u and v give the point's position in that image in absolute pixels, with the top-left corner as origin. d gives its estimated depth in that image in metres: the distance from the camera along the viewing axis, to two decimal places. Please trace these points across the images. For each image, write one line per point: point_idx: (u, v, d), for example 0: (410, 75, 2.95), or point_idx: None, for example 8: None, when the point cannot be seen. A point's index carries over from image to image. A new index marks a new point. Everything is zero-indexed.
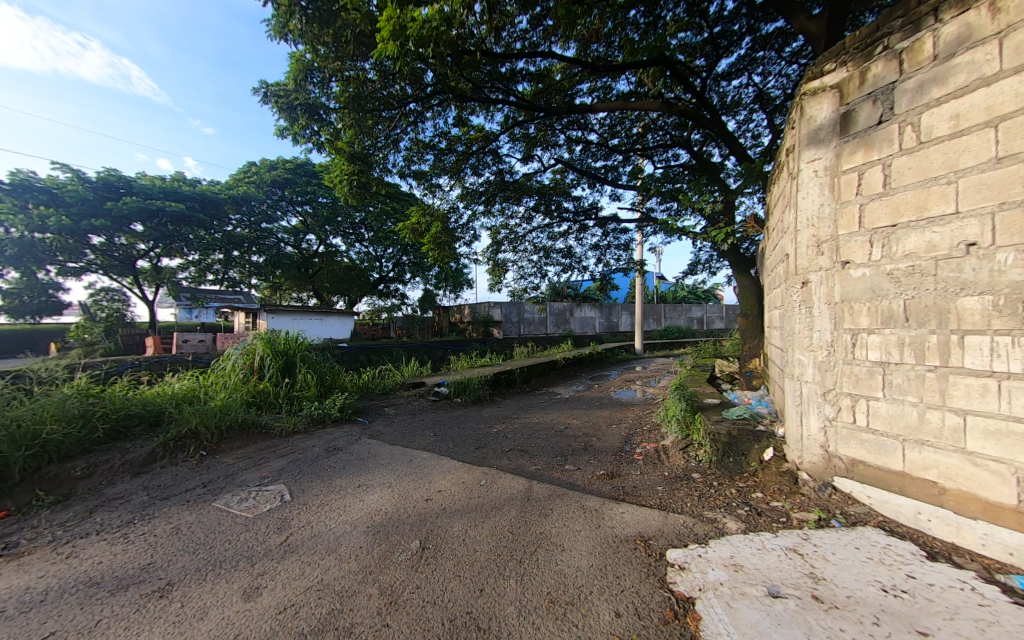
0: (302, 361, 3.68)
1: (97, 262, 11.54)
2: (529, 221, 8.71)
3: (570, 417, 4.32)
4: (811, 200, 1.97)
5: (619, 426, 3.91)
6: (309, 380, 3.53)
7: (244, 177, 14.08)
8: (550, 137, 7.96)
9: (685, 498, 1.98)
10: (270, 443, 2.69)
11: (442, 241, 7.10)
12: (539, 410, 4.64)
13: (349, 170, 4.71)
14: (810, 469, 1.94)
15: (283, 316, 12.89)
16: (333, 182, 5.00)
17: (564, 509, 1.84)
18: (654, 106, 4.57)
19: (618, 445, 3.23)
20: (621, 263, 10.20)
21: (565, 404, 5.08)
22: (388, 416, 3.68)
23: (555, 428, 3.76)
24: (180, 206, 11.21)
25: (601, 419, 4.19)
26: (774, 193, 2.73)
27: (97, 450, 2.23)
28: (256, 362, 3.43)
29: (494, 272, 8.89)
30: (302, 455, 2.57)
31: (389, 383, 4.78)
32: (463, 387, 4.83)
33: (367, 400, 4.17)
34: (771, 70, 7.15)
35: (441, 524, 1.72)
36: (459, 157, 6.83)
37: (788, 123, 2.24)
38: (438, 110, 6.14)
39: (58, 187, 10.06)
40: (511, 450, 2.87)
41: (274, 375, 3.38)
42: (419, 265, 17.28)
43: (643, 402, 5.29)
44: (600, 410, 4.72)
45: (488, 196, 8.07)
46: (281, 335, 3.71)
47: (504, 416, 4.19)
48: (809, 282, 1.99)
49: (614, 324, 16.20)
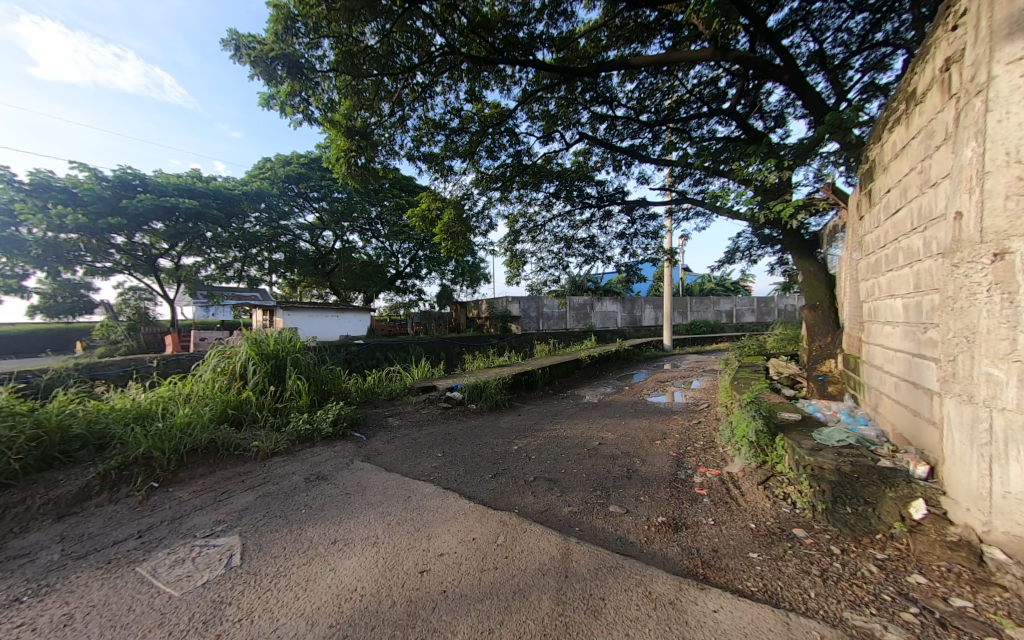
0: (293, 366, 3.21)
1: (123, 262, 11.79)
2: (548, 208, 8.04)
3: (602, 427, 3.70)
4: (1011, 118, 1.17)
5: (665, 443, 3.22)
6: (299, 388, 3.07)
7: (260, 173, 14.00)
8: (571, 114, 7.23)
9: (803, 582, 1.32)
10: (240, 469, 2.20)
11: (455, 230, 6.56)
12: (566, 418, 4.04)
13: (348, 146, 4.23)
14: (1009, 545, 1.15)
15: (298, 313, 12.79)
16: (332, 163, 4.51)
17: (622, 601, 1.20)
18: (704, 57, 3.76)
19: (671, 472, 2.57)
20: (649, 253, 9.38)
21: (595, 411, 4.42)
22: (390, 429, 3.14)
23: (586, 444, 3.13)
24: (194, 203, 11.13)
25: (641, 433, 3.51)
26: (903, 136, 1.97)
27: (15, 486, 1.78)
28: (239, 368, 3.00)
29: (512, 264, 8.28)
30: (275, 486, 2.06)
31: (396, 387, 4.31)
32: (479, 391, 4.27)
33: (370, 409, 3.69)
34: (830, 24, 6.14)
35: (438, 629, 1.11)
36: (473, 137, 6.24)
37: (955, 18, 1.48)
38: (448, 84, 5.59)
39: (76, 186, 10.07)
40: (536, 480, 2.27)
41: (259, 382, 2.93)
42: (435, 259, 16.99)
43: (686, 409, 4.57)
44: (637, 419, 4.05)
45: (503, 182, 7.45)
46: (271, 335, 3.28)
47: (525, 428, 3.60)
48: (1008, 253, 1.17)
49: (639, 318, 15.32)
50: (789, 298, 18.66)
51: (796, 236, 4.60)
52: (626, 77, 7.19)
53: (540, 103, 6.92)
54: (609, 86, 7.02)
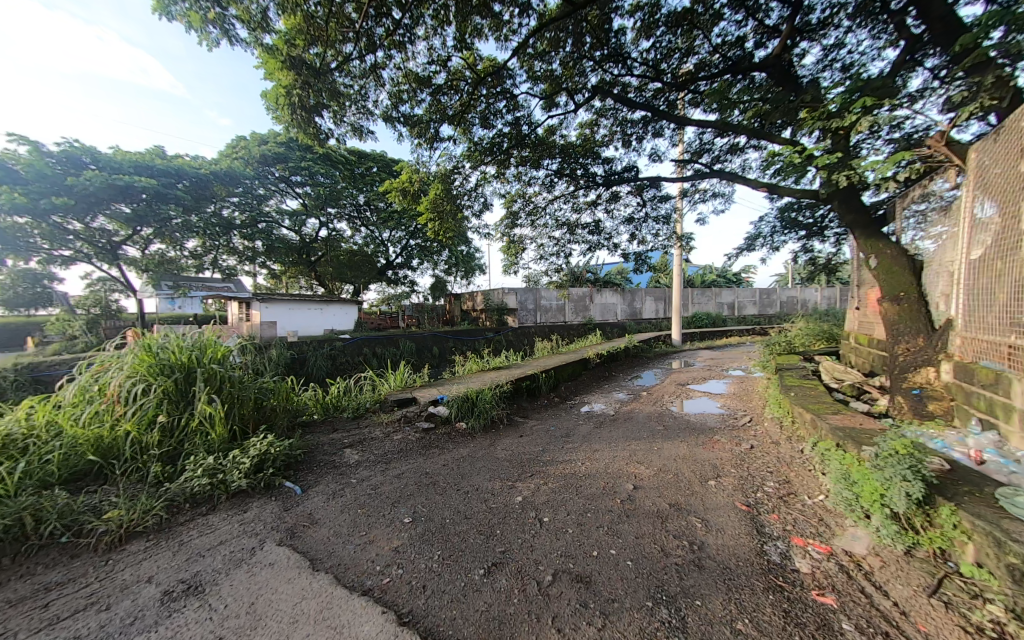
0: (207, 383, 2.29)
1: (84, 249, 10.79)
2: (550, 188, 7.09)
3: (631, 457, 2.83)
4: None
5: (723, 487, 2.35)
6: (212, 415, 2.14)
7: (232, 152, 12.64)
8: (578, 77, 6.24)
9: None
10: (52, 580, 1.27)
11: (443, 209, 5.64)
12: (581, 442, 3.14)
13: (291, 86, 3.32)
14: None
15: (277, 305, 11.71)
16: (272, 103, 3.58)
17: None
18: None
19: (756, 550, 1.70)
20: (660, 240, 8.46)
21: (614, 430, 3.54)
22: (342, 472, 2.23)
23: (616, 491, 2.24)
24: (152, 182, 9.90)
25: (684, 468, 2.63)
26: None
27: None
28: (119, 388, 2.08)
29: (509, 251, 7.33)
30: (92, 622, 1.13)
31: (365, 401, 3.43)
32: (470, 406, 3.40)
33: (324, 435, 2.79)
34: None
35: None
36: (464, 98, 5.23)
37: None
38: (431, 25, 4.57)
39: (14, 161, 8.90)
40: (559, 585, 1.38)
41: (147, 411, 2.02)
42: (427, 249, 16.07)
43: (725, 425, 3.70)
44: (671, 443, 3.19)
45: (500, 155, 6.46)
46: (175, 339, 2.34)
47: (530, 459, 2.73)
48: None
49: (640, 311, 14.44)
50: (790, 289, 17.91)
51: (851, 192, 3.78)
52: (640, 34, 6.19)
53: (542, 61, 5.92)
54: (622, 44, 5.99)
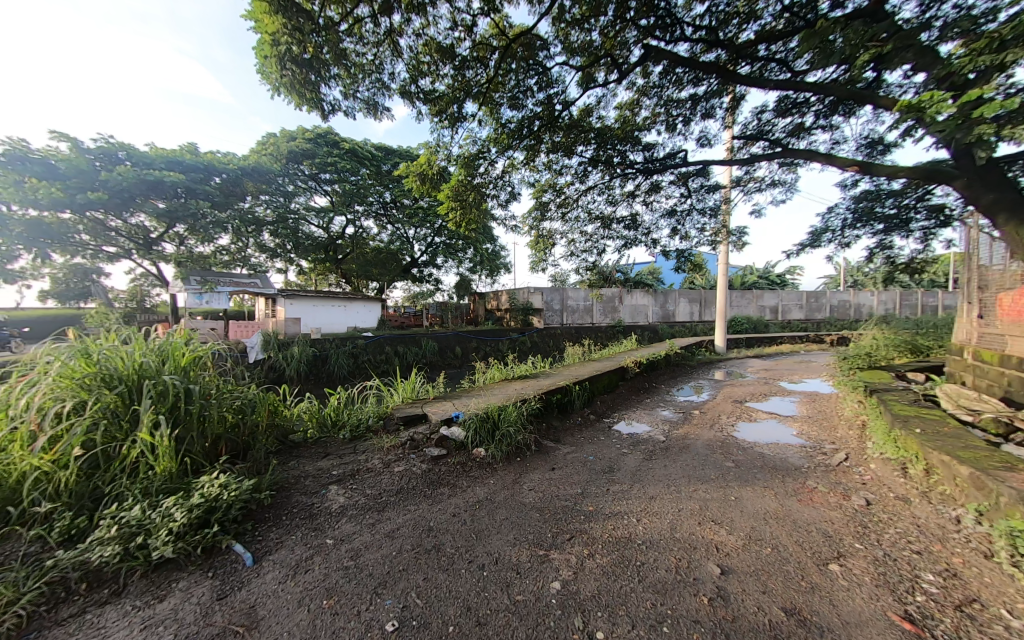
0: (157, 401, 1.80)
1: (125, 243, 11.28)
2: (584, 178, 6.38)
3: (703, 514, 2.09)
4: None
5: (857, 580, 1.58)
6: (150, 446, 1.63)
7: (263, 149, 12.76)
8: (620, 51, 5.47)
9: None
10: None
11: (466, 198, 5.08)
12: (629, 485, 2.43)
13: (278, 33, 2.80)
14: None
15: (300, 302, 11.62)
16: (262, 63, 3.12)
17: None
18: None
19: None
20: (706, 236, 7.51)
21: (670, 465, 2.80)
22: (317, 528, 1.67)
23: (696, 581, 1.52)
24: (181, 177, 10.05)
25: (784, 538, 1.88)
26: None
27: None
28: (35, 411, 1.60)
29: (537, 247, 6.67)
30: None
31: (367, 420, 2.89)
32: (490, 429, 2.79)
33: (309, 465, 2.26)
34: None
35: None
36: (490, 72, 4.63)
37: None
38: None
39: (55, 158, 9.26)
40: None
41: (72, 437, 1.55)
42: (451, 247, 15.70)
43: (815, 465, 2.85)
44: (751, 490, 2.43)
45: (529, 139, 5.81)
46: (124, 345, 1.87)
47: (565, 510, 2.05)
48: None
49: (675, 313, 13.33)
50: (843, 292, 16.08)
51: (994, 165, 2.82)
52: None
53: (580, 29, 5.22)
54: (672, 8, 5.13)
